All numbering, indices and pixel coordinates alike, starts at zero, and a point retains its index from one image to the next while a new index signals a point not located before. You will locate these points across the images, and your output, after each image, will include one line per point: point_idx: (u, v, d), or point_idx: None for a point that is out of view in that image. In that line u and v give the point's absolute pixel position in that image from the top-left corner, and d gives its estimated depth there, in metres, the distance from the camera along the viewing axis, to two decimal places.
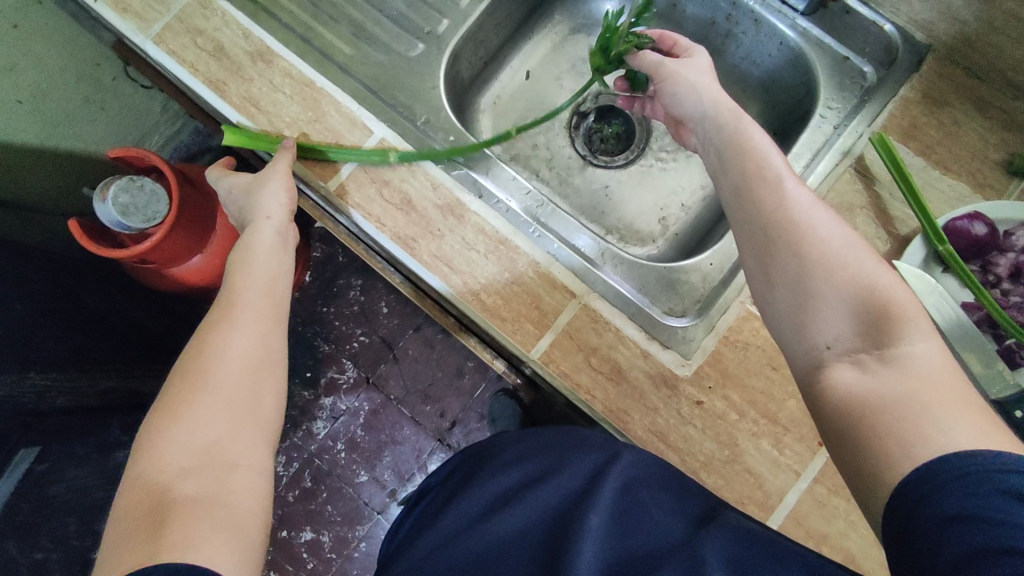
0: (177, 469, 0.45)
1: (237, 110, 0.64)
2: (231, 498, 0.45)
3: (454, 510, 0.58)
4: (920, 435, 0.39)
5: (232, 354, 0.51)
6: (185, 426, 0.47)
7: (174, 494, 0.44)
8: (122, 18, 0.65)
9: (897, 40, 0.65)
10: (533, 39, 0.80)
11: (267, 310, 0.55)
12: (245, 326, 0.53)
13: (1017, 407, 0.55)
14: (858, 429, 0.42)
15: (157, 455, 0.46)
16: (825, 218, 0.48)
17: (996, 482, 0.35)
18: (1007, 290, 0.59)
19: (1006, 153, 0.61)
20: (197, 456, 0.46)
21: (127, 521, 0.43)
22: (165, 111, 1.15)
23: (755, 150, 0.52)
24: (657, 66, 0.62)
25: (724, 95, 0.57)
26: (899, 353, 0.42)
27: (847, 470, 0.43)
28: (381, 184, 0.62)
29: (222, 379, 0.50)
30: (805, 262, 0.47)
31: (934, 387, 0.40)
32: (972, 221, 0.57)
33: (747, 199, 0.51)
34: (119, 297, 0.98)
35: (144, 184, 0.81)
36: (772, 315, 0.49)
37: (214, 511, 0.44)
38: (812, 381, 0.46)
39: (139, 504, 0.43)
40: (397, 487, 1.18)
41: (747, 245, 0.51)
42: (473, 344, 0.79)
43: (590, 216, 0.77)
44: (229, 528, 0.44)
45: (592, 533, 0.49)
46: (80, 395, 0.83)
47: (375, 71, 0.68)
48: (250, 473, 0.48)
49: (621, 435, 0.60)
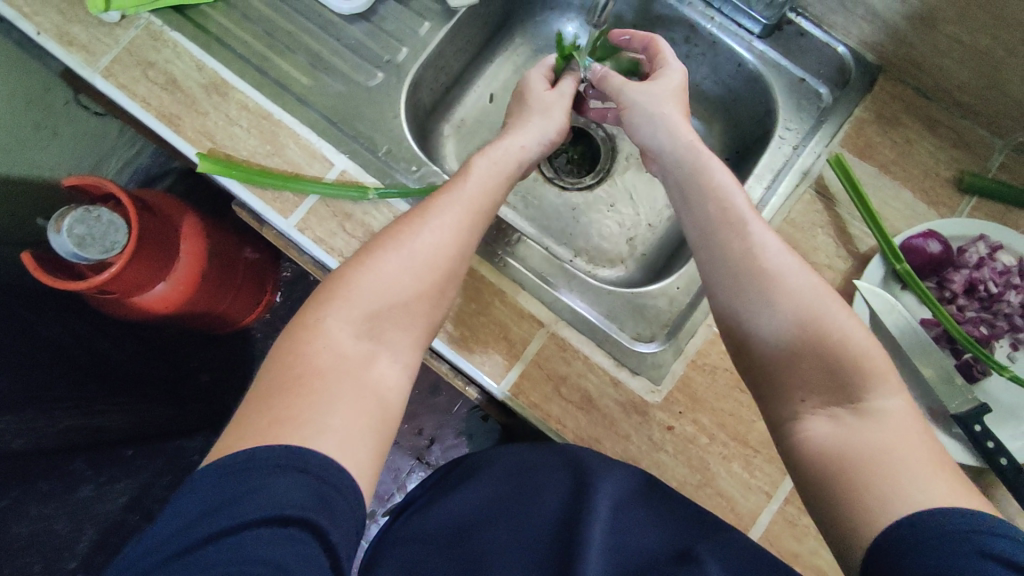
0: (344, 338, 0.49)
1: (191, 144, 0.62)
2: (379, 387, 0.49)
3: (438, 515, 0.59)
4: (899, 491, 0.41)
5: (426, 242, 0.54)
6: (362, 299, 0.51)
7: (324, 366, 0.48)
8: (67, 51, 0.63)
9: (850, 60, 0.68)
10: (494, 62, 0.80)
11: (477, 211, 0.57)
12: (456, 218, 0.55)
13: (976, 421, 0.55)
14: (836, 482, 0.44)
15: (329, 314, 0.50)
16: (791, 264, 0.51)
17: (977, 544, 0.38)
18: (962, 305, 0.61)
19: (956, 170, 0.63)
20: (362, 331, 0.50)
21: (281, 369, 0.47)
22: (122, 135, 1.12)
23: (717, 189, 0.55)
24: (621, 89, 0.64)
25: (679, 132, 0.59)
26: (872, 407, 0.46)
27: (824, 523, 0.45)
28: (343, 218, 0.61)
29: (408, 264, 0.53)
30: (776, 305, 0.50)
31: (906, 442, 0.44)
32: (927, 239, 0.59)
33: (711, 242, 0.54)
34: (79, 328, 0.95)
35: (101, 214, 0.78)
36: (748, 366, 0.52)
37: (362, 396, 0.47)
38: (787, 431, 0.49)
39: (298, 363, 0.48)
40: (376, 508, 1.16)
41: (716, 288, 0.53)
42: (444, 371, 0.76)
43: (559, 238, 0.78)
44: (373, 419, 0.47)
45: (595, 544, 0.51)
46: (39, 434, 0.78)
47: (334, 101, 0.67)
48: (398, 367, 0.51)
49: (555, 434, 0.60)
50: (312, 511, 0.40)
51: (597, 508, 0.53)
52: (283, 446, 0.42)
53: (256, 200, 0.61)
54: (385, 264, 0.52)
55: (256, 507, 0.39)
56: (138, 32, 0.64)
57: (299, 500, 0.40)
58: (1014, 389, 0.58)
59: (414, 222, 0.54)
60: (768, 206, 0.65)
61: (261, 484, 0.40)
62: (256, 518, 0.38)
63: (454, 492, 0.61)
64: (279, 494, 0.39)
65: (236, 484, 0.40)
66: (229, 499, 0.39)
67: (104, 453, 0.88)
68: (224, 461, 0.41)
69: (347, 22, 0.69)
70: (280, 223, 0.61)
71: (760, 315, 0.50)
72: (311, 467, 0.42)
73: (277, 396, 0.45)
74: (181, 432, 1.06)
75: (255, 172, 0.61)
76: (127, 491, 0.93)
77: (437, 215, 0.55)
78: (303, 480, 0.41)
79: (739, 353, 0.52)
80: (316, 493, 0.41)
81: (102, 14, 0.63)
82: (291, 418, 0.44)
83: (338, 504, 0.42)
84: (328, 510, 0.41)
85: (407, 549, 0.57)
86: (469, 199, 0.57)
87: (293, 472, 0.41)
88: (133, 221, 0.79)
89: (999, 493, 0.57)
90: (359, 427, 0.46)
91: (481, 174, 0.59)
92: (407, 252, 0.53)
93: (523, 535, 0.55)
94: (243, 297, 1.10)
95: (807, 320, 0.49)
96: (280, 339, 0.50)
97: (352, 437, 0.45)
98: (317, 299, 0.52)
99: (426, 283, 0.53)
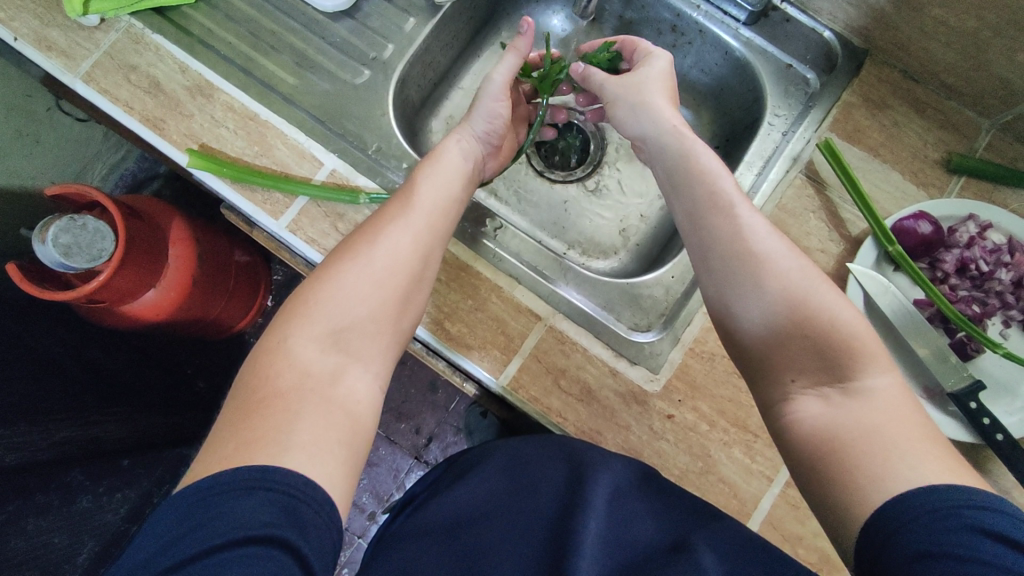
0: (309, 355, 0.49)
1: (178, 147, 0.61)
2: (348, 401, 0.49)
3: (445, 504, 0.58)
4: (890, 470, 0.42)
5: (384, 254, 0.53)
6: (320, 316, 0.50)
7: (284, 385, 0.47)
8: (47, 57, 0.62)
9: (836, 45, 0.68)
10: (481, 56, 0.79)
11: (433, 215, 0.56)
12: (411, 225, 0.55)
13: (970, 398, 0.55)
14: (828, 462, 0.45)
15: (291, 334, 0.50)
16: (779, 247, 0.51)
17: (966, 518, 0.38)
18: (954, 284, 0.61)
19: (944, 152, 0.64)
20: (327, 346, 0.50)
21: (246, 392, 0.47)
22: (106, 141, 1.10)
23: (703, 174, 0.55)
24: (601, 89, 0.66)
25: (663, 116, 0.59)
26: (861, 386, 0.46)
27: (818, 503, 0.46)
28: (335, 217, 0.61)
29: (364, 279, 0.52)
30: (767, 291, 0.50)
31: (894, 421, 0.44)
32: (918, 220, 0.59)
33: (701, 227, 0.54)
34: (73, 338, 0.93)
35: (86, 222, 0.77)
36: (738, 350, 0.52)
37: (330, 411, 0.47)
38: (777, 413, 0.49)
39: (254, 392, 0.47)
40: (376, 509, 1.16)
41: (705, 273, 0.53)
42: (440, 368, 0.77)
43: (551, 232, 0.77)
44: (343, 434, 0.47)
45: (592, 535, 0.50)
46: (35, 448, 0.78)
47: (322, 100, 0.66)
48: (369, 377, 0.51)
49: (557, 427, 0.60)
50: (279, 528, 0.39)
51: (595, 500, 0.52)
52: (255, 467, 0.41)
53: (245, 202, 0.60)
54: (345, 279, 0.52)
55: (220, 530, 0.38)
56: (119, 35, 0.63)
57: (263, 518, 0.39)
58: (1008, 366, 0.58)
59: (367, 235, 0.54)
60: (760, 192, 0.65)
61: (224, 507, 0.39)
62: (221, 542, 0.37)
63: (453, 487, 0.61)
64: (243, 515, 0.39)
65: (200, 511, 0.39)
66: (192, 525, 0.38)
67: (103, 464, 0.91)
68: (193, 489, 0.40)
69: (331, 20, 0.69)
70: (270, 225, 0.60)
71: (749, 299, 0.50)
72: (276, 483, 0.41)
73: (240, 422, 0.45)
74: (178, 440, 1.06)
75: (242, 173, 0.60)
76: (128, 500, 0.99)
77: (391, 224, 0.55)
78: (280, 497, 0.41)
79: (731, 343, 0.53)
80: (283, 509, 0.40)
81: (81, 17, 0.62)
82: (258, 439, 0.43)
83: (308, 519, 0.41)
84: (298, 525, 0.40)
85: (408, 544, 0.56)
86: (421, 206, 0.56)
87: (256, 490, 0.40)
88: (121, 229, 0.77)
89: (996, 469, 0.57)
90: (328, 440, 0.46)
91: (429, 180, 0.58)
92: (362, 261, 0.52)
93: (521, 530, 0.54)
94: (236, 302, 1.09)
95: (791, 303, 0.49)
96: (245, 364, 0.50)
97: (320, 453, 0.45)
98: (279, 321, 0.51)
99: (388, 290, 0.53)
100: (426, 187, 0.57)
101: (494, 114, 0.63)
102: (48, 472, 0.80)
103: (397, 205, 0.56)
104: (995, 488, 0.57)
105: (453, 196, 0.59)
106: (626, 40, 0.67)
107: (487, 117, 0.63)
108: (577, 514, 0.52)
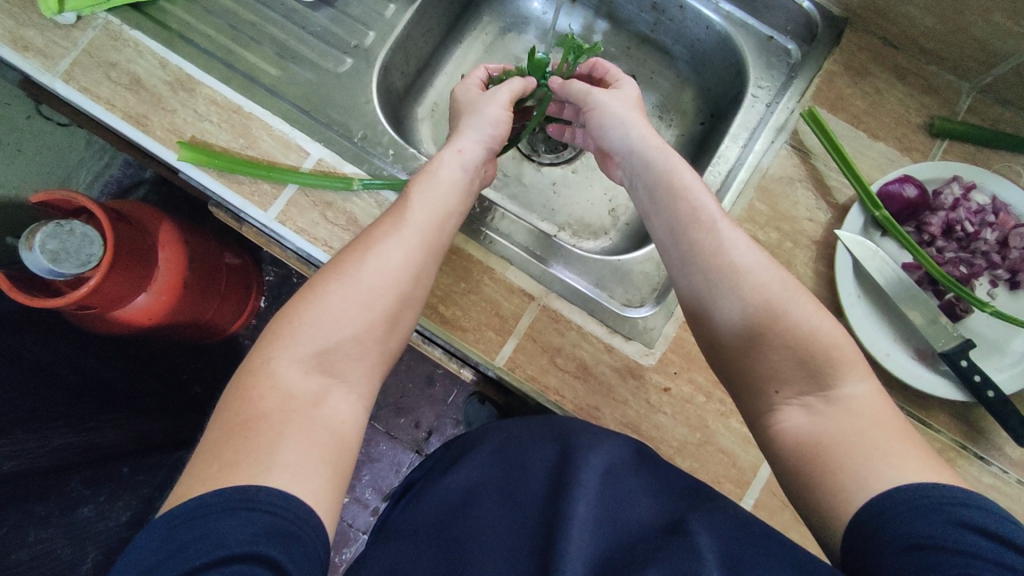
0: (292, 377, 0.48)
1: (162, 143, 0.61)
2: (332, 422, 0.48)
3: (435, 495, 0.56)
4: (870, 469, 0.42)
5: (374, 274, 0.52)
6: (305, 336, 0.49)
7: (264, 410, 0.45)
8: (24, 58, 0.61)
9: (816, 16, 0.68)
10: (464, 43, 0.80)
11: (426, 231, 0.56)
12: (403, 241, 0.54)
13: (961, 357, 0.56)
14: (813, 465, 0.45)
15: (276, 354, 0.48)
16: (760, 261, 0.53)
17: (953, 514, 0.39)
18: (941, 247, 0.62)
19: (926, 117, 0.64)
20: (311, 367, 0.49)
21: (227, 415, 0.45)
22: (89, 146, 1.09)
23: (685, 192, 0.56)
24: (585, 95, 0.64)
25: (648, 137, 0.60)
26: (841, 394, 0.47)
27: (800, 500, 0.46)
28: (325, 207, 0.60)
29: (349, 302, 0.51)
30: (747, 301, 0.51)
31: (875, 425, 0.45)
32: (903, 183, 0.60)
33: (683, 241, 0.55)
34: (65, 347, 0.91)
35: (74, 227, 0.74)
36: (719, 359, 0.53)
37: (314, 431, 0.46)
38: (763, 424, 0.50)
39: (234, 415, 0.45)
40: (380, 504, 1.16)
41: (686, 288, 0.54)
42: (437, 356, 0.78)
43: (541, 214, 0.77)
44: (328, 451, 0.46)
45: (581, 521, 0.47)
46: (31, 457, 0.77)
47: (305, 90, 0.67)
48: (353, 399, 0.50)
49: (556, 406, 0.61)
50: (262, 545, 0.37)
51: (588, 475, 0.50)
52: (246, 485, 0.40)
53: (232, 195, 0.60)
54: (333, 297, 0.51)
55: (202, 552, 0.36)
56: (97, 33, 0.63)
57: (245, 536, 0.37)
58: (996, 325, 0.59)
59: (356, 252, 0.53)
60: (745, 164, 0.65)
61: (208, 527, 0.38)
62: (204, 562, 0.36)
63: (447, 473, 0.58)
64: (225, 535, 0.37)
65: (181, 534, 0.38)
66: (174, 549, 0.37)
67: (102, 470, 0.90)
68: (173, 512, 0.39)
69: (312, 10, 0.69)
70: (259, 217, 0.60)
71: (732, 303, 0.52)
72: (258, 503, 0.40)
73: (224, 442, 0.43)
74: (174, 445, 1.05)
75: (228, 162, 0.60)
76: (129, 506, 0.97)
77: (382, 240, 0.54)
78: (265, 519, 0.39)
79: (712, 353, 0.54)
80: (269, 527, 0.39)
81: (57, 16, 0.61)
82: (239, 461, 0.42)
83: (297, 536, 0.40)
84: (285, 543, 0.39)
85: (400, 542, 0.53)
86: (416, 220, 0.55)
87: (239, 510, 0.39)
88: (108, 233, 0.76)
89: (989, 427, 0.58)
90: (312, 458, 0.44)
91: (427, 193, 0.57)
92: (350, 282, 0.52)
93: (516, 508, 0.52)
94: (228, 304, 1.08)
95: (766, 316, 0.50)
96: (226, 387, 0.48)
97: (306, 470, 0.43)
98: (263, 341, 0.50)
99: (375, 311, 0.52)
100: (419, 200, 0.56)
101: (499, 120, 0.63)
102: (49, 480, 0.79)
103: (385, 224, 0.55)
104: (988, 445, 0.58)
105: (449, 217, 0.58)
106: (597, 64, 0.68)
107: (491, 121, 0.63)
108: (568, 495, 0.49)
